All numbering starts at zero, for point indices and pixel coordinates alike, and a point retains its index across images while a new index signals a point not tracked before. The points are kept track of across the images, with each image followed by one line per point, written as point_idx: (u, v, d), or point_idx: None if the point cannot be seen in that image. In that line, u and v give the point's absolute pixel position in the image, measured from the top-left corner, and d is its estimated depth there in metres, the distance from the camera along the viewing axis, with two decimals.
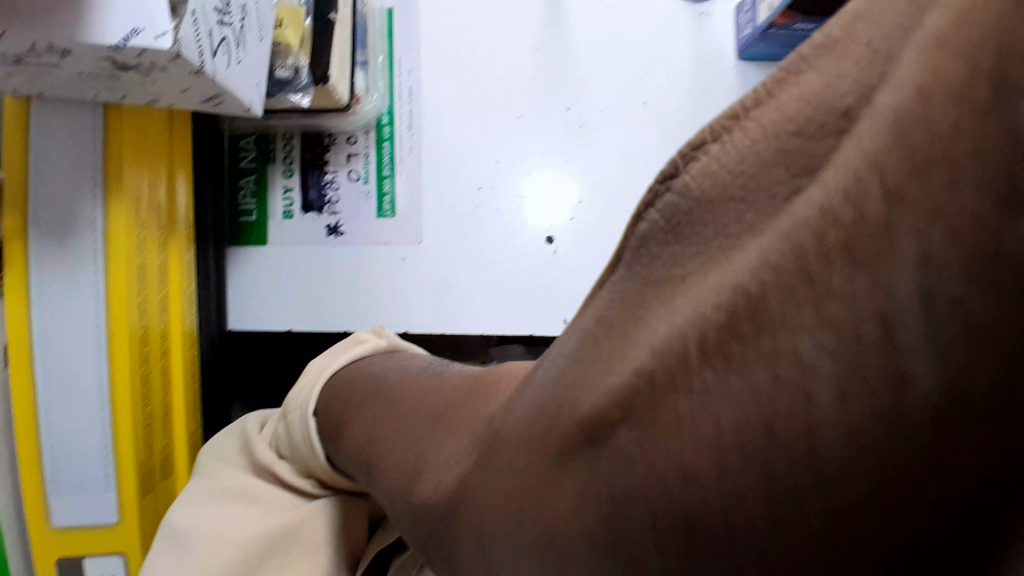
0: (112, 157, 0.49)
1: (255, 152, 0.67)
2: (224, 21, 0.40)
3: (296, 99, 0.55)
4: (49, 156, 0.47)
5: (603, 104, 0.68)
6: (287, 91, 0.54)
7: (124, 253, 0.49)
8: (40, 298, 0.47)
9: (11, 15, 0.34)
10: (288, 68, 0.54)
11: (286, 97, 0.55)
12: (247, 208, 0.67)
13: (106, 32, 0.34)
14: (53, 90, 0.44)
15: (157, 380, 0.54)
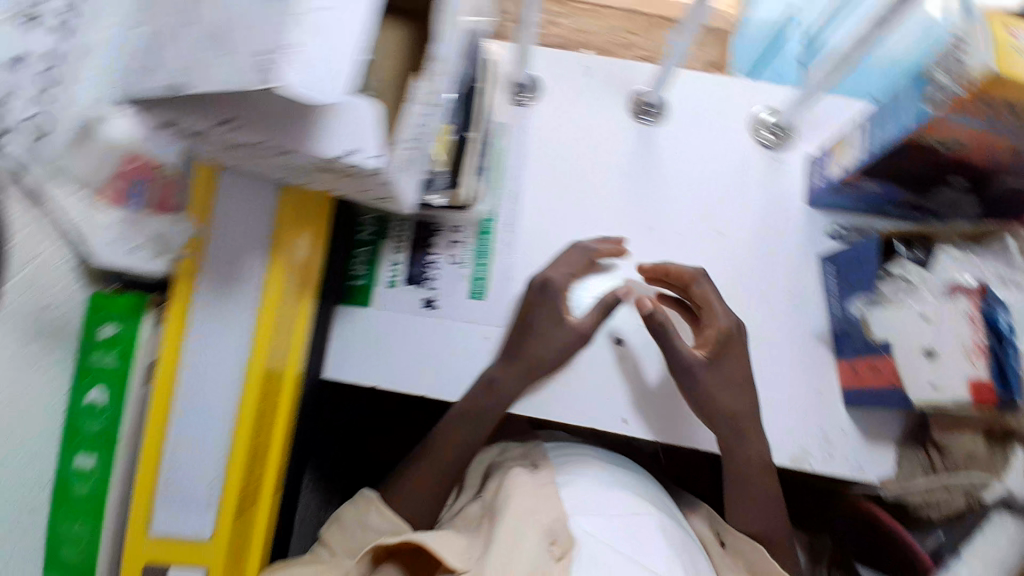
0: (279, 230, 0.59)
1: (373, 227, 0.76)
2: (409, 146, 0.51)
3: (434, 199, 0.65)
4: (232, 216, 0.58)
5: (681, 228, 0.74)
6: (429, 192, 0.64)
7: (272, 304, 0.58)
8: (200, 328, 0.57)
9: (256, 122, 0.44)
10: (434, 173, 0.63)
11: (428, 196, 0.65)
12: (357, 273, 0.75)
13: (328, 146, 0.45)
14: (248, 168, 0.55)
15: (267, 418, 0.62)
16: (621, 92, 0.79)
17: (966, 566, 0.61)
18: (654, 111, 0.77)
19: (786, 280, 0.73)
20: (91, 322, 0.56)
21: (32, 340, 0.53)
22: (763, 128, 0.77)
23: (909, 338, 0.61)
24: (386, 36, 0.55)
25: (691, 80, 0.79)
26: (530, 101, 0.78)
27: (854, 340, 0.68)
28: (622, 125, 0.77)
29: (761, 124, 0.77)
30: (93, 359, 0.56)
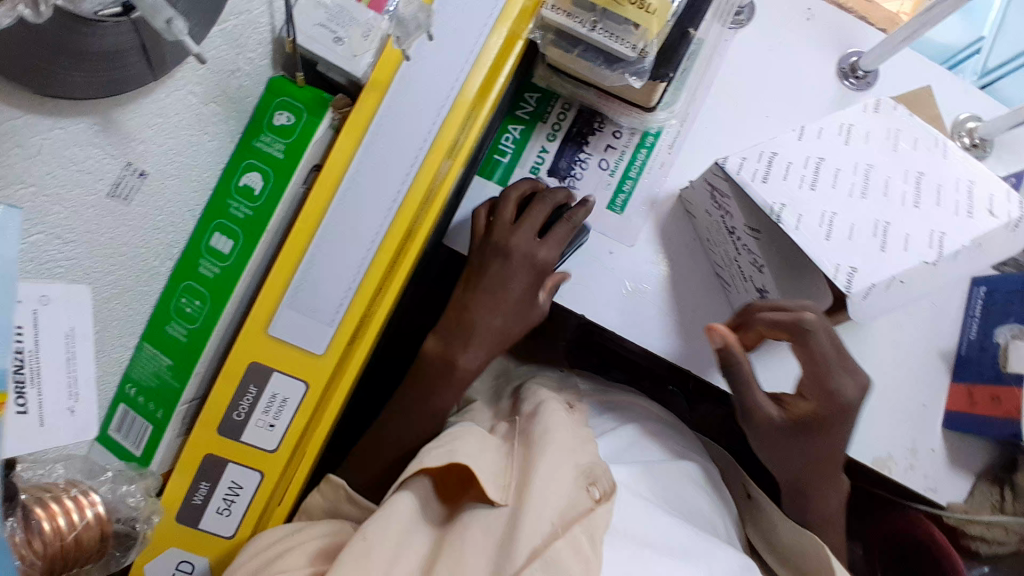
0: (456, 95, 0.54)
1: (532, 109, 0.74)
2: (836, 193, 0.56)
3: (629, 78, 0.61)
4: (438, 47, 0.53)
5: None
6: (624, 70, 0.60)
7: (445, 149, 0.54)
8: (375, 144, 0.53)
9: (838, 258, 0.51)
10: (634, 50, 0.58)
11: (623, 75, 0.61)
12: (504, 149, 0.73)
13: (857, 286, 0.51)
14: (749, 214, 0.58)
15: (397, 266, 0.59)
16: (833, 47, 0.74)
17: None
18: (860, 76, 0.72)
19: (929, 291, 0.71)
20: (268, 103, 0.54)
21: (211, 100, 0.50)
22: (963, 134, 0.73)
23: None
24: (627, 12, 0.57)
25: (903, 60, 0.74)
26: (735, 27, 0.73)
27: (979, 367, 0.67)
28: (823, 84, 0.72)
29: (962, 130, 0.74)
30: (260, 142, 0.54)
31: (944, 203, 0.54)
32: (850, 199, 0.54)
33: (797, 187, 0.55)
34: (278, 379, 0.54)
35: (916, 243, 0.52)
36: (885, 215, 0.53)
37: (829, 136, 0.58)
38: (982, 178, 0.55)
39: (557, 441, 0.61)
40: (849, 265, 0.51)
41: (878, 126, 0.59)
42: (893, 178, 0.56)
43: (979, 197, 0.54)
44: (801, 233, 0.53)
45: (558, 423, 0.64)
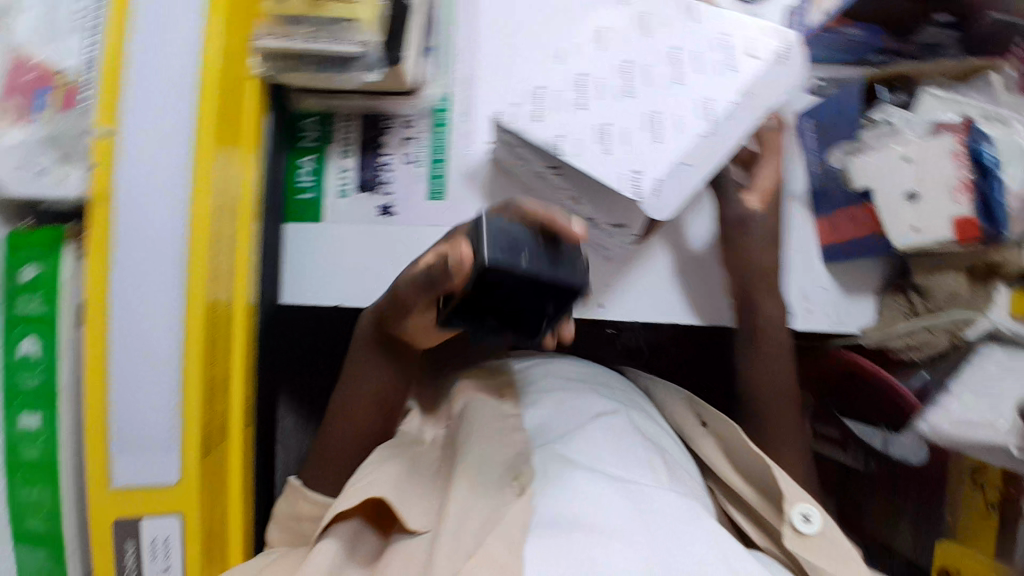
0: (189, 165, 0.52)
1: (316, 133, 0.68)
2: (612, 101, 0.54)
3: (368, 76, 0.56)
4: (149, 135, 0.51)
5: None
6: (358, 68, 0.56)
7: (204, 230, 0.52)
8: (130, 254, 0.51)
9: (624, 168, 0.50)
10: (358, 44, 0.54)
11: (359, 74, 0.56)
12: (304, 186, 0.68)
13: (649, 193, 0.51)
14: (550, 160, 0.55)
15: (222, 351, 0.57)
16: None
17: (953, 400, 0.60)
18: None
19: None
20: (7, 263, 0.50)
21: None
22: None
23: (892, 181, 0.62)
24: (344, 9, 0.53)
25: None
26: None
27: (832, 197, 0.67)
28: None
29: None
30: (17, 306, 0.50)
31: (700, 66, 0.53)
32: (619, 106, 0.52)
33: (567, 114, 0.53)
34: (149, 521, 0.53)
35: (690, 121, 0.52)
36: (655, 107, 0.52)
37: (584, 44, 0.55)
38: (730, 25, 0.54)
39: (478, 453, 0.57)
40: (634, 169, 0.50)
41: (627, 12, 0.56)
42: (644, 61, 0.53)
43: (731, 48, 0.53)
44: (586, 159, 0.51)
45: (487, 431, 0.60)
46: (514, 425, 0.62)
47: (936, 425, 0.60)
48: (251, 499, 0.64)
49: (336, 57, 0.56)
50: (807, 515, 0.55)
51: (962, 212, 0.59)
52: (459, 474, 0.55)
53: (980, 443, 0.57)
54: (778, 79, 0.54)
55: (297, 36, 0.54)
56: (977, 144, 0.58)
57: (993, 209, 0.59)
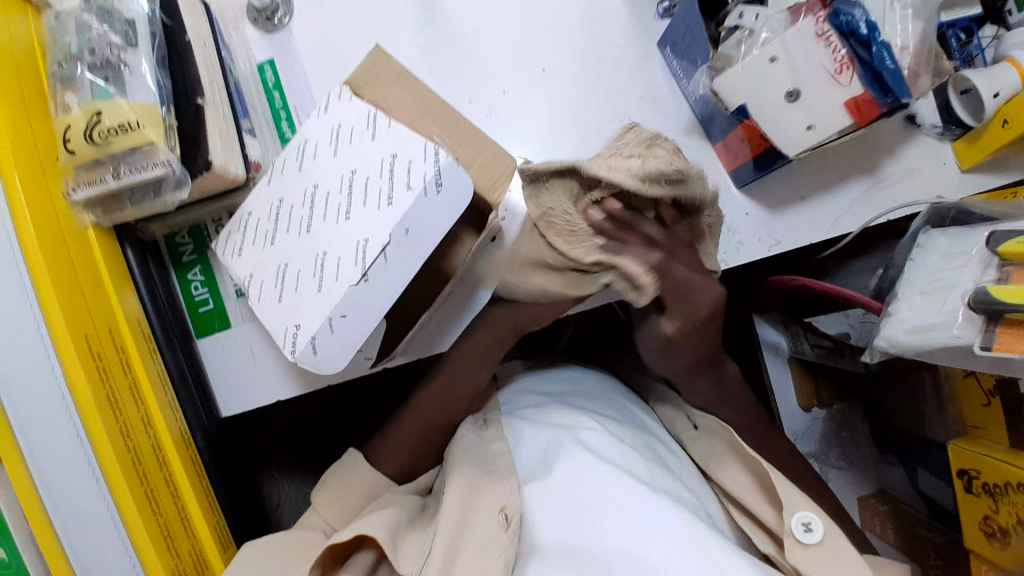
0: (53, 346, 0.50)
1: (192, 243, 0.64)
2: (268, 239, 0.50)
3: (177, 195, 0.54)
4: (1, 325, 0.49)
5: (503, 85, 0.65)
6: (166, 189, 0.53)
7: (89, 394, 0.51)
8: (34, 448, 0.49)
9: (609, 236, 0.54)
10: (159, 165, 0.52)
11: (169, 193, 0.54)
12: (202, 297, 0.65)
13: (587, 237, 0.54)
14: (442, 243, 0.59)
15: (162, 488, 0.57)
16: None
17: (903, 307, 0.53)
18: None
19: (633, 86, 0.66)
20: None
21: None
22: None
23: (768, 88, 0.56)
24: (128, 137, 0.52)
25: None
26: (285, 19, 0.64)
27: (718, 123, 0.63)
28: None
29: None
30: None
31: (370, 200, 0.47)
32: (327, 235, 0.48)
33: (289, 247, 0.49)
34: None
35: (347, 267, 0.46)
36: (327, 246, 0.47)
37: (298, 164, 0.51)
38: (404, 144, 0.47)
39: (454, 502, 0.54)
40: (293, 324, 0.47)
41: (346, 118, 0.51)
42: (316, 190, 0.49)
43: (397, 173, 0.47)
44: (263, 303, 0.49)
45: (473, 474, 0.55)
46: (504, 460, 0.57)
47: (891, 338, 0.53)
48: None
49: (145, 188, 0.54)
50: (807, 523, 0.51)
51: (851, 94, 0.54)
52: (446, 526, 0.51)
53: (941, 347, 0.49)
54: (450, 204, 0.46)
55: (104, 177, 0.54)
56: (843, 18, 0.52)
57: (883, 79, 0.53)
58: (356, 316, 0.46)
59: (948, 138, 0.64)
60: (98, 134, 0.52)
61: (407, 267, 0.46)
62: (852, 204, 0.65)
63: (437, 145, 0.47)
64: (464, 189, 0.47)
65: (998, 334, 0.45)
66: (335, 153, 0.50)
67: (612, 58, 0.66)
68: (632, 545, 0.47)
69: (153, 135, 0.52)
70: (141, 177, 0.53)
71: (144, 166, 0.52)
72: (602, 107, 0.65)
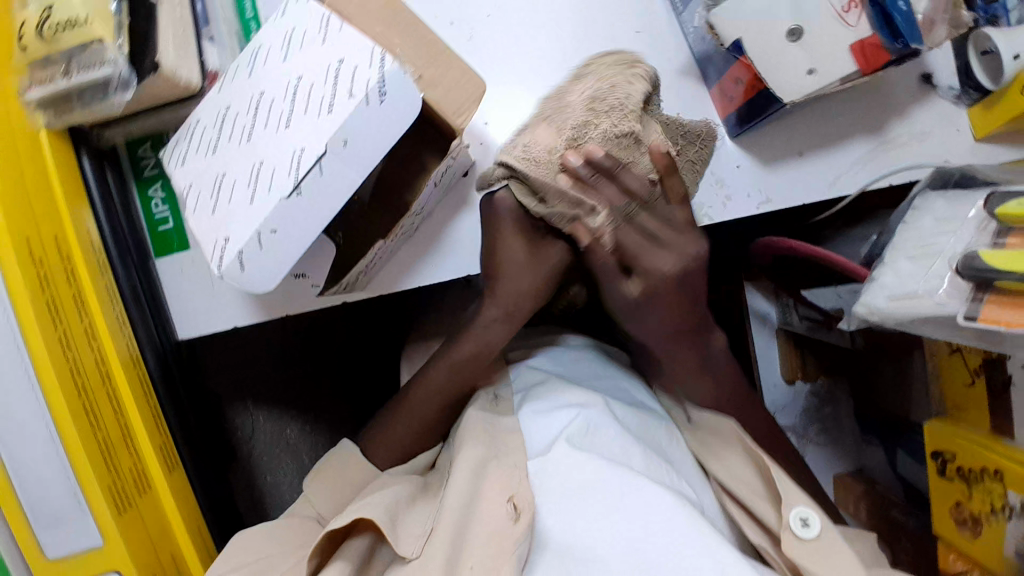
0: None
1: (154, 157, 0.61)
2: (210, 146, 0.47)
3: (121, 98, 0.51)
4: None
5: (487, 8, 0.61)
6: (110, 92, 0.51)
7: (27, 302, 0.49)
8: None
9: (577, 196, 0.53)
10: (105, 64, 0.49)
11: (115, 97, 0.51)
12: (161, 216, 0.62)
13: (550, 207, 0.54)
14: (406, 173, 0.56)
15: (106, 408, 0.55)
16: None
17: (889, 272, 0.49)
18: None
19: (628, 19, 0.61)
20: None
21: None
22: None
23: (767, 24, 0.51)
24: (76, 34, 0.49)
25: None
26: None
27: (715, 63, 0.58)
28: None
29: None
30: None
31: (311, 107, 0.43)
32: (264, 142, 0.44)
33: (228, 154, 0.46)
34: None
35: (280, 178, 0.42)
36: (263, 155, 0.43)
37: (248, 71, 0.48)
38: (353, 48, 0.43)
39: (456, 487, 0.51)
40: (221, 237, 0.43)
41: (301, 20, 0.47)
42: (261, 96, 0.46)
43: (342, 78, 0.43)
44: (196, 214, 0.46)
45: (481, 453, 0.53)
46: (511, 437, 0.55)
47: (872, 305, 0.49)
48: (196, 519, 0.64)
49: (93, 91, 0.52)
50: (805, 518, 0.49)
51: (857, 35, 0.50)
52: (450, 513, 0.49)
53: (924, 317, 0.45)
54: (394, 117, 0.43)
55: (53, 76, 0.51)
56: None
57: (894, 24, 0.49)
58: (288, 233, 0.43)
59: (967, 103, 0.59)
60: (48, 29, 0.50)
61: (344, 184, 0.43)
62: (852, 165, 0.61)
63: (384, 50, 0.43)
64: (411, 101, 0.43)
65: (986, 304, 0.42)
66: (287, 57, 0.46)
67: None
68: (629, 534, 0.46)
69: (101, 33, 0.49)
70: (87, 78, 0.50)
71: (91, 65, 0.50)
72: (592, 40, 0.61)
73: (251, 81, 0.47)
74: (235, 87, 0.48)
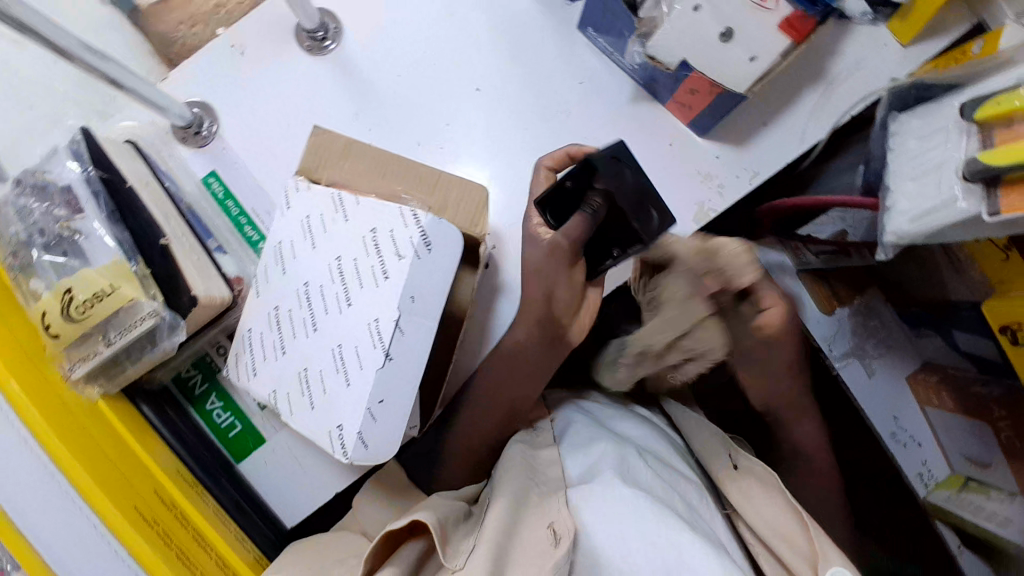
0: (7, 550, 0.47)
1: (200, 374, 0.63)
2: (277, 347, 0.51)
3: (173, 340, 0.53)
4: (49, 522, 0.47)
5: (445, 117, 0.65)
6: (162, 338, 0.53)
7: (156, 557, 0.50)
8: None
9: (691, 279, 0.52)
10: (148, 318, 0.51)
11: (167, 341, 0.53)
12: (228, 422, 0.64)
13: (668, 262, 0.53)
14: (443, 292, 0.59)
15: None
16: (279, 35, 0.63)
17: (901, 198, 0.54)
18: (325, 34, 0.63)
19: (569, 75, 0.65)
20: None
21: None
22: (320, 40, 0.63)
23: (699, 36, 0.55)
24: (105, 304, 0.51)
25: None
26: (212, 127, 0.62)
27: (661, 82, 0.63)
28: (311, 73, 0.63)
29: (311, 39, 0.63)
30: None
31: (366, 280, 0.47)
32: (336, 326, 0.48)
33: (303, 348, 0.49)
34: None
35: (368, 352, 0.46)
36: (341, 338, 0.48)
37: (280, 266, 0.52)
38: (379, 215, 0.48)
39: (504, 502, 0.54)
40: (335, 425, 0.46)
41: (309, 207, 0.51)
42: (308, 287, 0.50)
43: (383, 245, 0.47)
44: (297, 413, 0.49)
45: (525, 487, 0.57)
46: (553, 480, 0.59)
47: (898, 232, 0.54)
48: None
49: (142, 344, 0.53)
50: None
51: (780, 16, 0.54)
52: (497, 523, 0.52)
53: (948, 225, 0.50)
54: (441, 258, 0.47)
55: (96, 349, 0.52)
56: None
57: None
58: (393, 396, 0.46)
59: (884, 19, 0.64)
60: (75, 310, 0.51)
61: (422, 332, 0.47)
62: (812, 114, 0.66)
63: (410, 207, 0.48)
64: (450, 235, 0.47)
65: (1001, 197, 0.46)
66: (315, 244, 0.50)
67: (539, 55, 0.65)
68: (664, 556, 0.50)
69: (131, 293, 0.51)
70: (132, 336, 0.52)
71: (133, 323, 0.51)
72: (545, 104, 0.65)
73: (290, 276, 0.51)
74: (275, 287, 0.51)
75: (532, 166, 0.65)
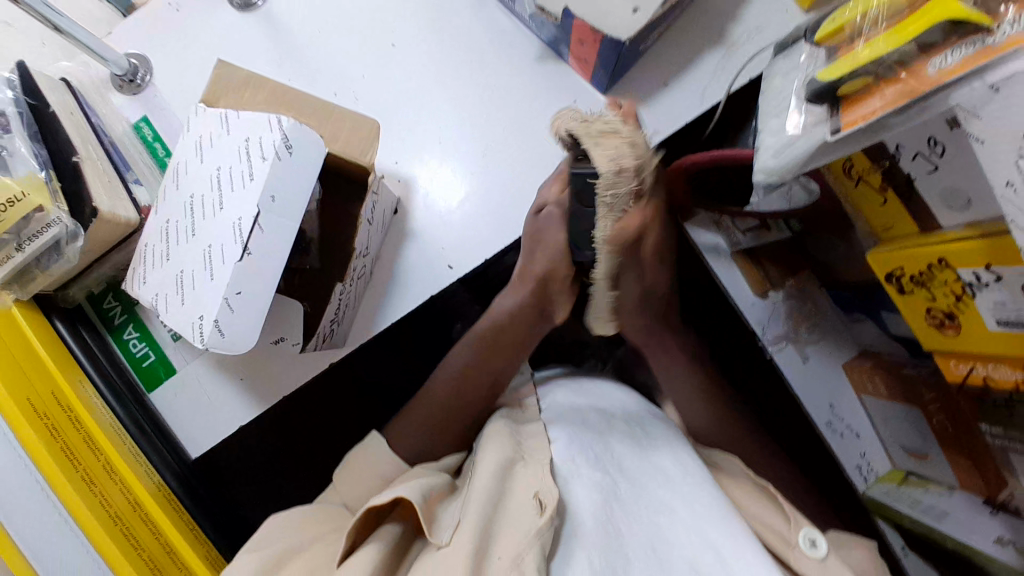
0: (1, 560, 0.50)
1: (120, 305, 0.67)
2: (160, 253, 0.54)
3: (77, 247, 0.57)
4: None
5: (361, 73, 0.69)
6: (65, 246, 0.56)
7: (49, 459, 0.53)
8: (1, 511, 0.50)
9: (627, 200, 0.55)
10: (52, 225, 0.55)
11: (70, 248, 0.57)
12: (141, 352, 0.66)
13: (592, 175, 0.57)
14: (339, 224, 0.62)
15: (141, 531, 0.59)
16: None
17: (767, 136, 0.55)
18: None
19: (480, 35, 0.69)
20: None
21: None
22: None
23: None
24: (19, 208, 0.55)
25: None
26: (147, 77, 0.69)
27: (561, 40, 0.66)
28: (241, 30, 0.69)
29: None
30: None
31: (236, 184, 0.50)
32: (209, 227, 0.51)
33: (181, 252, 0.52)
34: None
35: (229, 248, 0.49)
36: (212, 238, 0.50)
37: (172, 183, 0.55)
38: (253, 126, 0.51)
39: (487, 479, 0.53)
40: (196, 316, 0.49)
41: (201, 127, 0.55)
42: (192, 197, 0.53)
43: (252, 152, 0.50)
44: (169, 311, 0.51)
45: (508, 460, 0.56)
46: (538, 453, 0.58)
47: (766, 168, 0.55)
48: None
49: (50, 253, 0.57)
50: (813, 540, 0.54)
51: None
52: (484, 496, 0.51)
53: (803, 157, 0.51)
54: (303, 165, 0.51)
55: (9, 253, 0.56)
56: None
57: None
58: (250, 291, 0.49)
59: None
60: None
61: (284, 232, 0.51)
62: (714, 75, 0.68)
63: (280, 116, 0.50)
64: (316, 145, 0.51)
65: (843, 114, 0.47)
66: (202, 159, 0.53)
67: (452, 19, 0.70)
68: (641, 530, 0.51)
69: (39, 201, 0.55)
70: (40, 242, 0.55)
71: (40, 230, 0.55)
72: (457, 62, 0.69)
73: (179, 189, 0.54)
74: (165, 200, 0.55)
75: (440, 118, 0.68)
